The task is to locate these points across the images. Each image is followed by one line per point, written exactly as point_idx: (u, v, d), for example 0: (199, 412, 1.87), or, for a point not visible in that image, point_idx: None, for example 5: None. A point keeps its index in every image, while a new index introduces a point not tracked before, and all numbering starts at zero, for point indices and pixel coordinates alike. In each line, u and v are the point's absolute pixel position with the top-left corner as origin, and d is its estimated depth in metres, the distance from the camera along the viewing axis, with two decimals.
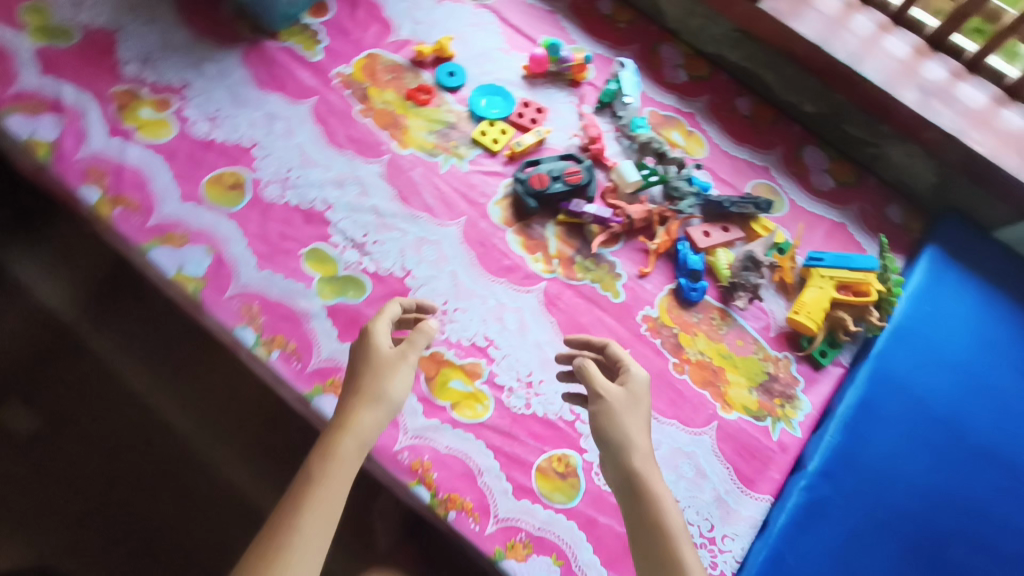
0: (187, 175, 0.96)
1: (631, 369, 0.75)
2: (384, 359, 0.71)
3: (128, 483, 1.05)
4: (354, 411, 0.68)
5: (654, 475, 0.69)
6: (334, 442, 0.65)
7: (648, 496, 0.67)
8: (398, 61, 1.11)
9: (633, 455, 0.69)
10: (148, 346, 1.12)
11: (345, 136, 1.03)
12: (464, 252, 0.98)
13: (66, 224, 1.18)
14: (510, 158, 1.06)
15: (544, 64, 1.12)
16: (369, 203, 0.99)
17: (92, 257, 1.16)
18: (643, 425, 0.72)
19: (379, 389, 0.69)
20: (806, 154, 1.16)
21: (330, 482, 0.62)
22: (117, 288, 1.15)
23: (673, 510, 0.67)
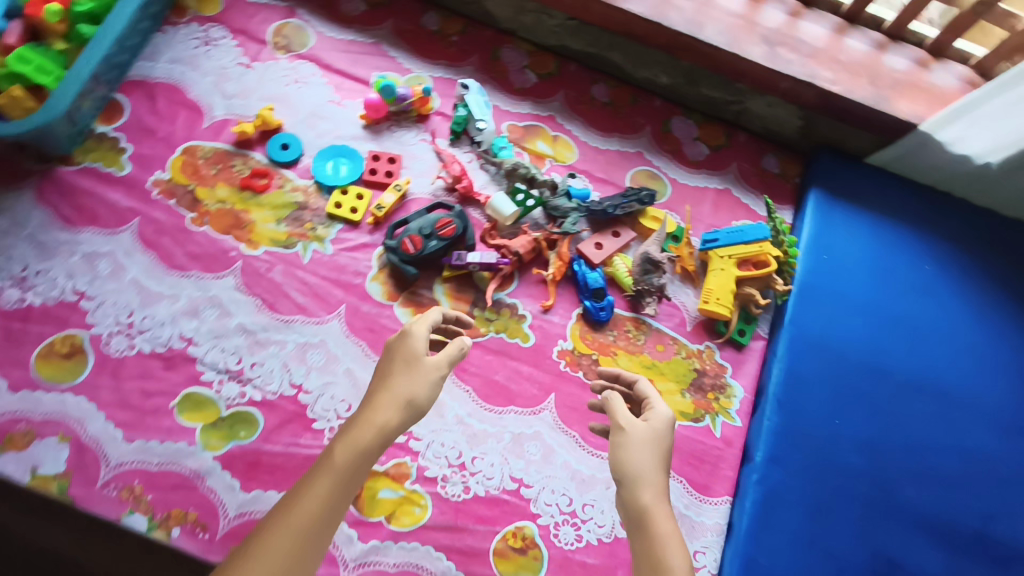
0: (11, 358, 0.82)
1: (656, 407, 0.71)
2: (415, 357, 0.71)
3: None
4: (377, 410, 0.67)
5: (663, 515, 0.63)
6: (354, 434, 0.65)
7: (653, 535, 0.62)
8: (220, 148, 0.99)
9: (645, 492, 0.64)
10: None
11: (185, 254, 0.91)
12: (354, 345, 0.90)
13: None
14: (373, 224, 0.97)
15: (382, 108, 1.02)
16: (234, 322, 0.89)
17: None
18: (660, 462, 0.67)
19: (405, 388, 0.68)
20: (674, 126, 1.13)
21: (336, 474, 0.62)
22: None
23: (678, 553, 0.61)
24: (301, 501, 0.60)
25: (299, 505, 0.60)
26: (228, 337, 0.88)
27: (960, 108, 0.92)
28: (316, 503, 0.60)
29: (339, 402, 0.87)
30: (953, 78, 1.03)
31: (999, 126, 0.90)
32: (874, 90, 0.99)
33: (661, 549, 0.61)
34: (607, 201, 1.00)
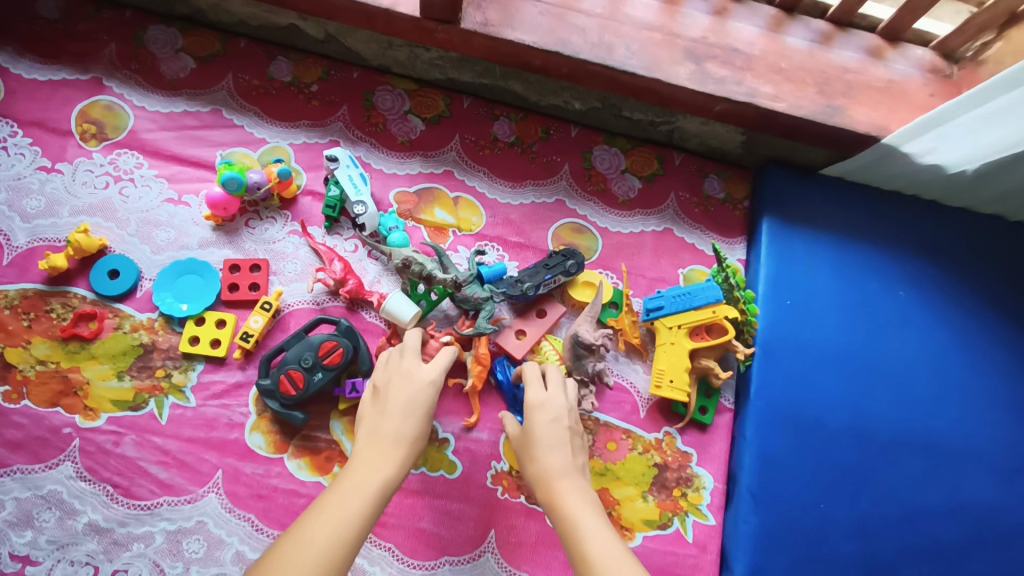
0: None
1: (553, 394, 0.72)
2: (420, 394, 0.67)
3: None
4: (393, 438, 0.62)
5: (571, 487, 0.62)
6: (371, 466, 0.59)
7: (560, 514, 0.60)
8: (29, 290, 0.77)
9: (546, 475, 0.64)
10: None
11: (3, 444, 0.72)
12: (239, 521, 0.73)
13: None
14: (243, 356, 0.78)
15: (230, 203, 0.81)
16: (82, 522, 0.70)
17: None
18: (560, 445, 0.66)
19: (415, 430, 0.64)
20: (596, 159, 0.94)
21: (361, 502, 0.55)
22: None
23: (593, 517, 0.59)
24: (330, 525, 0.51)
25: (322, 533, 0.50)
26: (77, 543, 0.70)
27: (933, 120, 0.78)
28: (350, 529, 0.52)
29: None
30: (912, 67, 0.88)
31: (981, 137, 0.76)
32: (823, 101, 0.84)
33: (573, 520, 0.58)
34: (525, 279, 0.82)
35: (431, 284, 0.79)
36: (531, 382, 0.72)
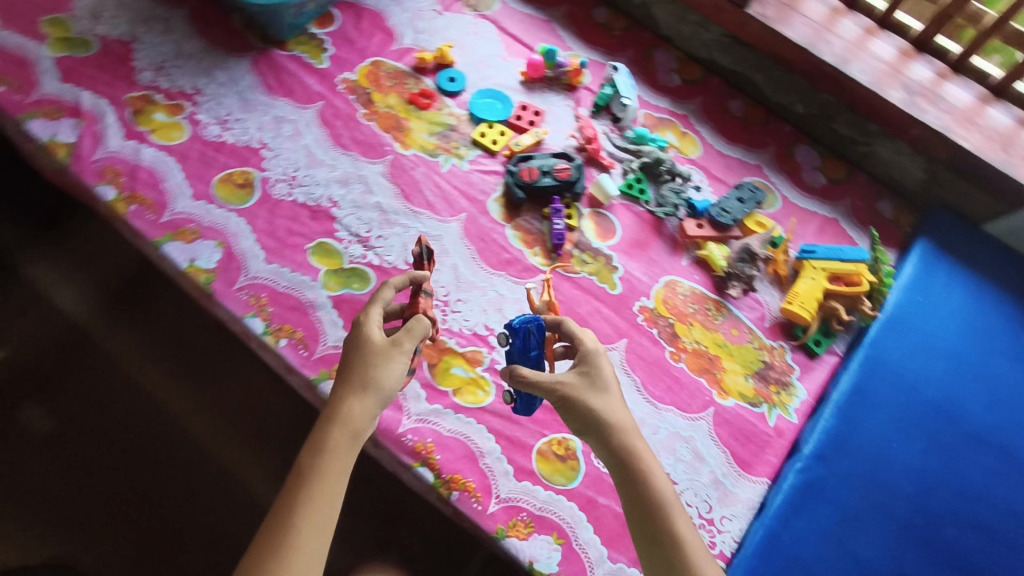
0: (200, 175, 1.02)
1: (585, 347, 0.75)
2: (369, 350, 0.74)
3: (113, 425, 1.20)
4: (346, 404, 0.71)
5: (634, 455, 0.70)
6: (313, 437, 0.70)
7: (638, 479, 0.69)
8: (401, 68, 1.17)
9: (618, 432, 0.71)
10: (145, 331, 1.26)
11: (350, 137, 1.08)
12: (464, 247, 1.02)
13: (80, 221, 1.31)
14: (507, 156, 1.09)
15: (541, 69, 1.16)
16: (373, 200, 1.04)
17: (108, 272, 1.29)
18: (619, 405, 0.73)
19: (365, 379, 0.72)
20: (798, 152, 1.18)
21: (319, 487, 0.66)
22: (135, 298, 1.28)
23: (664, 490, 0.69)
24: (299, 516, 0.64)
25: (295, 524, 0.64)
26: (366, 208, 1.03)
27: None
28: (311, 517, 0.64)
29: (440, 287, 0.98)
30: None
31: None
32: (1004, 157, 1.05)
33: (650, 483, 0.69)
34: (732, 213, 1.07)
35: (670, 171, 1.11)
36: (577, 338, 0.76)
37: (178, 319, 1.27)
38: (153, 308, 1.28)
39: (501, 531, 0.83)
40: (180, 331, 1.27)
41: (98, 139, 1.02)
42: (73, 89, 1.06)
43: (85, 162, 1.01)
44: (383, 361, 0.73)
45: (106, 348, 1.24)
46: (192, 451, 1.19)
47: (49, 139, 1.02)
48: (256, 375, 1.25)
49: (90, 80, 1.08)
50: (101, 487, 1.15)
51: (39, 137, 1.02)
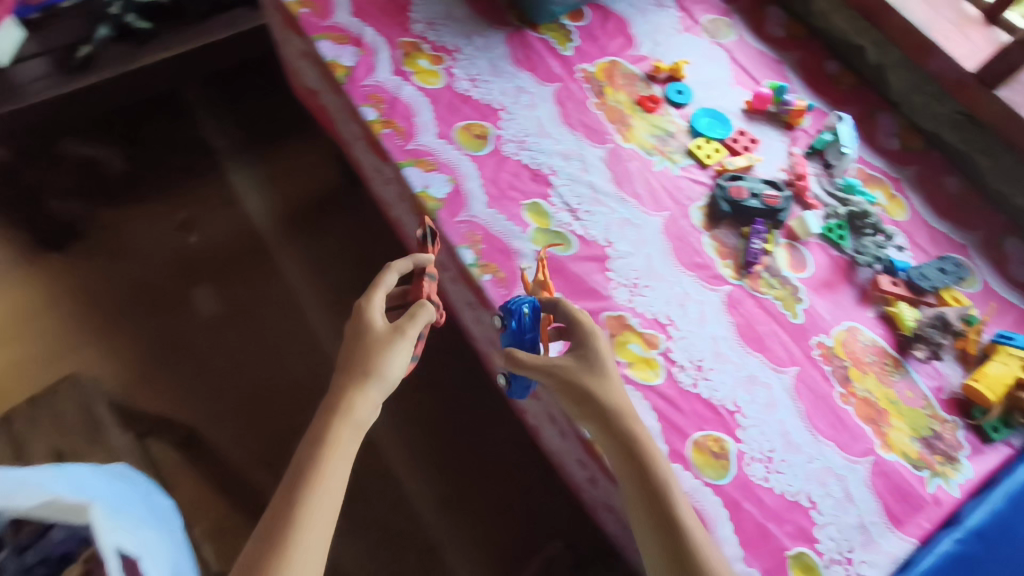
0: (447, 119, 1.14)
1: (583, 334, 0.84)
2: (375, 339, 0.80)
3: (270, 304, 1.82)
4: (354, 399, 0.76)
5: (637, 440, 0.77)
6: (313, 426, 0.75)
7: (646, 458, 0.76)
8: (635, 72, 1.25)
9: (619, 416, 0.79)
10: (326, 256, 1.92)
11: (579, 120, 1.17)
12: (662, 241, 1.07)
13: (290, 178, 2.05)
14: (717, 172, 1.15)
15: (766, 102, 1.22)
16: (588, 178, 1.12)
17: (322, 216, 1.99)
18: (618, 393, 0.80)
19: (369, 364, 0.78)
20: (1008, 244, 1.16)
21: (324, 476, 0.70)
22: (318, 230, 1.96)
23: (668, 473, 0.76)
24: (308, 504, 0.68)
25: (304, 510, 0.67)
26: (581, 184, 1.11)
27: None
28: (317, 504, 0.68)
29: (632, 269, 1.04)
30: None
31: None
32: None
33: (658, 468, 0.75)
34: (929, 280, 1.06)
35: (876, 226, 1.12)
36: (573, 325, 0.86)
37: (348, 257, 1.92)
38: (346, 247, 1.94)
39: None
40: (347, 261, 1.90)
41: (371, 68, 1.18)
42: (359, 24, 1.22)
43: (356, 85, 1.16)
44: (382, 346, 0.80)
45: (283, 260, 1.90)
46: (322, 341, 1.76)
47: (331, 59, 1.18)
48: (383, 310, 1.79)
49: (373, 20, 1.23)
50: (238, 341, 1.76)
51: (324, 56, 1.18)
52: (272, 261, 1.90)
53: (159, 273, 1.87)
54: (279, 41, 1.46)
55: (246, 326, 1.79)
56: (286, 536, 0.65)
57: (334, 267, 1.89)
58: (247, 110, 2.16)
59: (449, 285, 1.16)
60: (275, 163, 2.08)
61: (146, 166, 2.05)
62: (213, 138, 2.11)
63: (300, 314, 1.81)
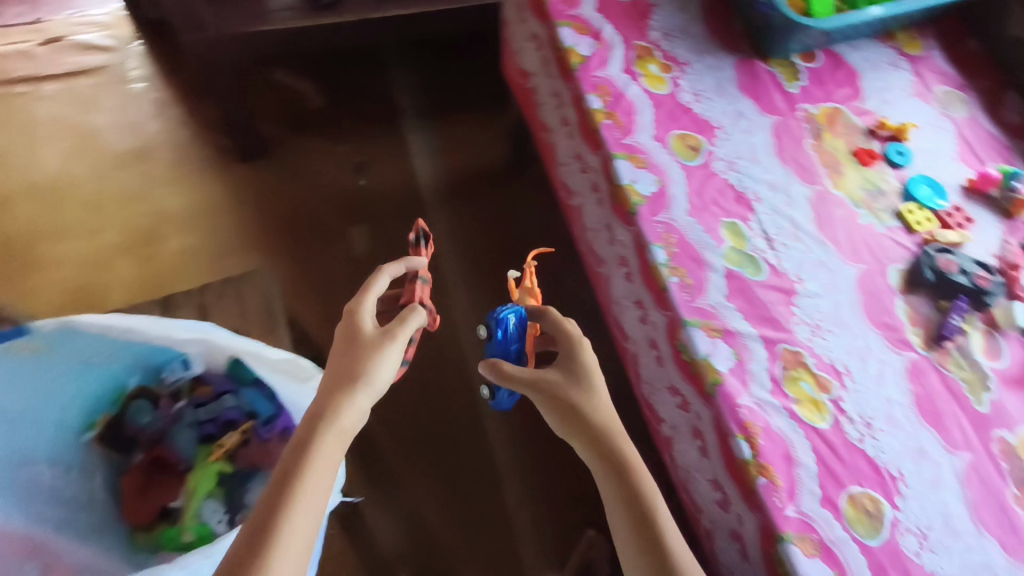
0: (666, 126, 1.18)
1: (568, 346, 0.86)
2: (367, 348, 0.80)
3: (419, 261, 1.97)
4: (342, 408, 0.75)
5: (627, 465, 0.77)
6: (298, 433, 0.73)
7: (635, 484, 0.76)
8: (857, 124, 1.24)
9: (602, 433, 0.79)
10: (480, 229, 2.02)
11: (793, 157, 1.18)
12: (853, 292, 1.06)
13: (461, 148, 2.16)
14: (924, 240, 1.12)
15: (991, 184, 1.18)
16: (792, 214, 1.12)
17: (483, 191, 2.08)
18: (602, 412, 0.81)
19: (362, 370, 0.78)
20: None
21: (311, 484, 0.69)
22: (478, 202, 2.06)
23: (660, 504, 0.76)
24: (293, 512, 0.67)
25: (290, 516, 0.66)
26: (783, 216, 1.12)
27: None
28: (299, 513, 0.67)
29: (818, 311, 1.04)
30: None
31: None
32: None
33: (649, 497, 0.76)
34: None
35: None
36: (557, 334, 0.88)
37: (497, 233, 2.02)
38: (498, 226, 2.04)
39: (789, 535, 0.87)
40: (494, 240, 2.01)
41: (604, 62, 1.23)
42: (601, 20, 1.28)
43: (588, 74, 1.21)
44: (371, 352, 0.79)
45: (437, 226, 2.03)
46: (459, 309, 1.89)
47: (570, 46, 1.24)
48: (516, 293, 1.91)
49: (614, 19, 1.28)
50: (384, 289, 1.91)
51: (564, 41, 1.24)
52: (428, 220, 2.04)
53: (332, 207, 2.04)
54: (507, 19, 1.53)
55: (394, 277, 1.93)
56: (266, 548, 0.64)
57: (484, 241, 2.00)
58: (437, 76, 2.28)
59: (620, 279, 1.19)
60: (450, 129, 2.19)
61: (339, 107, 2.21)
62: (401, 95, 2.24)
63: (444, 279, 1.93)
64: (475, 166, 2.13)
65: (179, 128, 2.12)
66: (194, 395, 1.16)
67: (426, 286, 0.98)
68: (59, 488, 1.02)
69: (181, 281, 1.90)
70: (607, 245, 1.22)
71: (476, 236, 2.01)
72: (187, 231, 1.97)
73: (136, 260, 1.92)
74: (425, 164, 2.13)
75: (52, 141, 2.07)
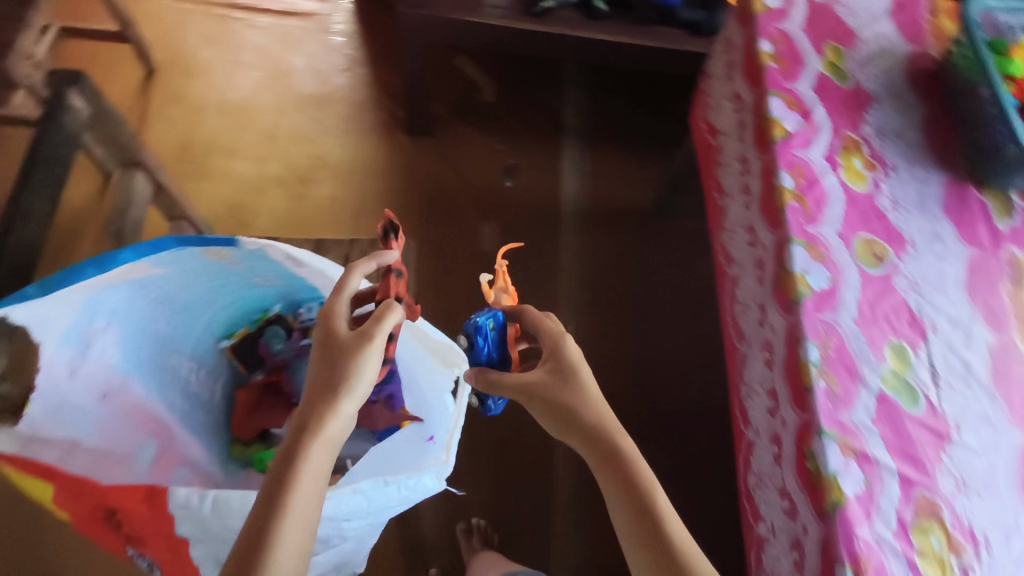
0: (854, 226, 1.13)
1: (550, 346, 0.91)
2: (347, 358, 0.80)
3: (540, 273, 1.98)
4: (326, 420, 0.76)
5: (639, 474, 0.83)
6: (284, 444, 0.74)
7: (648, 499, 0.81)
8: None
9: (603, 431, 0.86)
10: (606, 263, 2.02)
11: (984, 299, 1.11)
12: (1013, 461, 1.01)
13: (610, 180, 2.15)
14: None
15: None
16: (967, 358, 1.06)
17: (620, 227, 2.08)
18: (597, 410, 0.87)
19: (345, 380, 0.78)
20: None
21: (303, 489, 0.72)
22: (615, 235, 2.07)
23: (679, 526, 0.81)
24: (288, 516, 0.69)
25: (287, 522, 0.69)
26: (957, 358, 1.05)
27: None
28: (294, 519, 0.70)
29: (970, 467, 0.98)
30: None
31: None
32: None
33: (665, 514, 0.81)
34: None
35: None
36: (538, 332, 0.94)
37: (623, 271, 2.01)
38: (626, 266, 2.02)
39: None
40: (617, 279, 1.99)
41: (807, 143, 1.18)
42: (815, 100, 1.22)
43: (787, 150, 1.17)
44: (351, 358, 0.80)
45: (565, 249, 2.03)
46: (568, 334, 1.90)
47: (776, 118, 1.19)
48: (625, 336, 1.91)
49: (828, 103, 1.22)
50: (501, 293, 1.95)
51: (771, 112, 1.20)
52: (559, 238, 2.05)
53: (475, 201, 2.10)
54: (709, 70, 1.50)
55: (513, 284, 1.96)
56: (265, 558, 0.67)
57: (609, 277, 1.99)
58: (609, 103, 2.28)
59: (760, 364, 1.16)
60: (605, 158, 2.20)
61: (507, 108, 2.26)
62: (569, 113, 2.27)
63: (559, 301, 1.95)
64: (618, 201, 2.13)
65: (360, 88, 2.25)
66: None
67: (402, 279, 0.95)
68: (193, 384, 1.11)
69: (323, 228, 2.02)
70: (755, 326, 1.19)
71: (604, 267, 2.01)
72: (340, 183, 2.09)
73: (289, 196, 2.06)
74: (571, 184, 2.15)
75: (251, 68, 2.25)
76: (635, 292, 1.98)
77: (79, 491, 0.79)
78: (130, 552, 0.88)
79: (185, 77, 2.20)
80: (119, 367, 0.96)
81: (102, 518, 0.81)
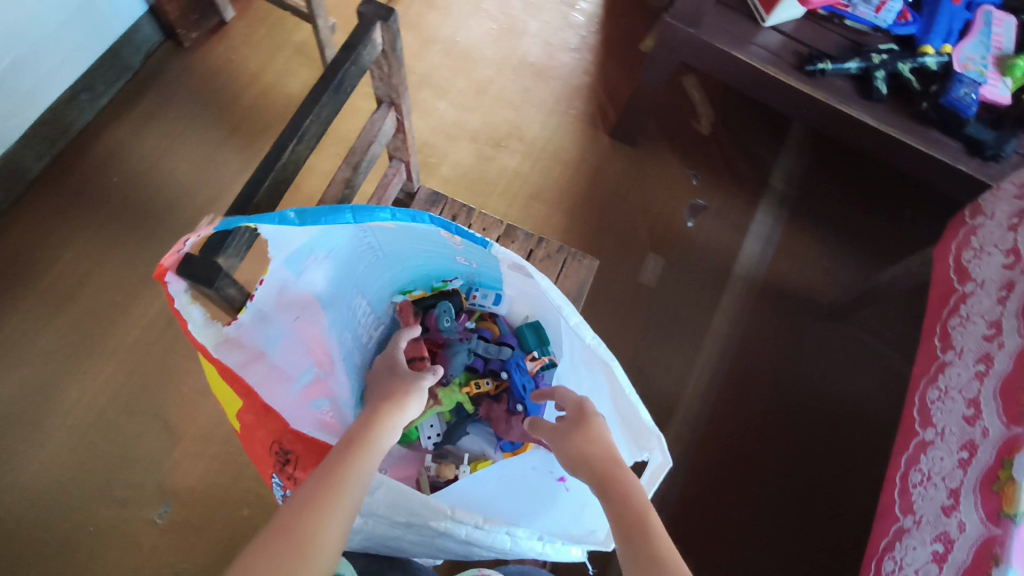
0: None
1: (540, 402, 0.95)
2: (397, 387, 0.90)
3: (685, 325, 1.88)
4: (381, 426, 0.83)
5: (621, 493, 0.77)
6: (346, 435, 0.80)
7: (637, 513, 0.75)
8: None
9: (595, 457, 0.82)
10: (760, 341, 1.88)
11: None
12: None
13: (795, 260, 1.99)
14: None
15: None
16: None
17: (787, 309, 1.92)
18: (594, 440, 0.84)
19: (397, 398, 0.88)
20: None
21: (349, 471, 0.75)
22: (778, 317, 1.91)
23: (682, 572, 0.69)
24: (336, 496, 0.71)
25: (327, 503, 0.70)
26: None
27: None
28: (335, 509, 0.70)
29: None
30: None
31: None
32: None
33: (658, 542, 0.72)
34: None
35: None
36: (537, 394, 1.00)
37: (774, 356, 1.86)
38: (779, 353, 1.86)
39: None
40: (764, 362, 1.85)
41: None
42: None
43: None
44: (412, 380, 0.92)
45: (721, 310, 1.91)
46: (691, 396, 1.80)
47: None
48: (747, 422, 1.78)
49: None
50: (639, 327, 1.87)
51: None
52: (719, 296, 1.93)
53: (650, 226, 2.00)
54: (987, 200, 1.29)
55: (653, 324, 1.88)
56: (303, 531, 0.67)
57: (755, 358, 1.85)
58: (824, 182, 2.09)
59: (925, 552, 1.03)
60: (799, 234, 2.02)
61: (718, 147, 2.12)
62: (778, 175, 2.10)
63: (694, 361, 1.84)
64: (796, 283, 1.96)
65: (581, 74, 2.19)
66: (481, 321, 1.22)
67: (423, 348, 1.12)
68: (361, 326, 1.14)
69: (495, 195, 2.00)
70: (937, 511, 1.04)
71: (755, 345, 1.87)
72: (527, 160, 2.05)
73: (474, 153, 2.05)
74: (753, 247, 2.00)
75: (488, 19, 2.23)
76: (778, 383, 1.83)
77: (263, 422, 0.85)
78: (272, 480, 0.91)
79: (426, 7, 2.22)
80: (318, 297, 0.99)
81: (273, 455, 0.87)
